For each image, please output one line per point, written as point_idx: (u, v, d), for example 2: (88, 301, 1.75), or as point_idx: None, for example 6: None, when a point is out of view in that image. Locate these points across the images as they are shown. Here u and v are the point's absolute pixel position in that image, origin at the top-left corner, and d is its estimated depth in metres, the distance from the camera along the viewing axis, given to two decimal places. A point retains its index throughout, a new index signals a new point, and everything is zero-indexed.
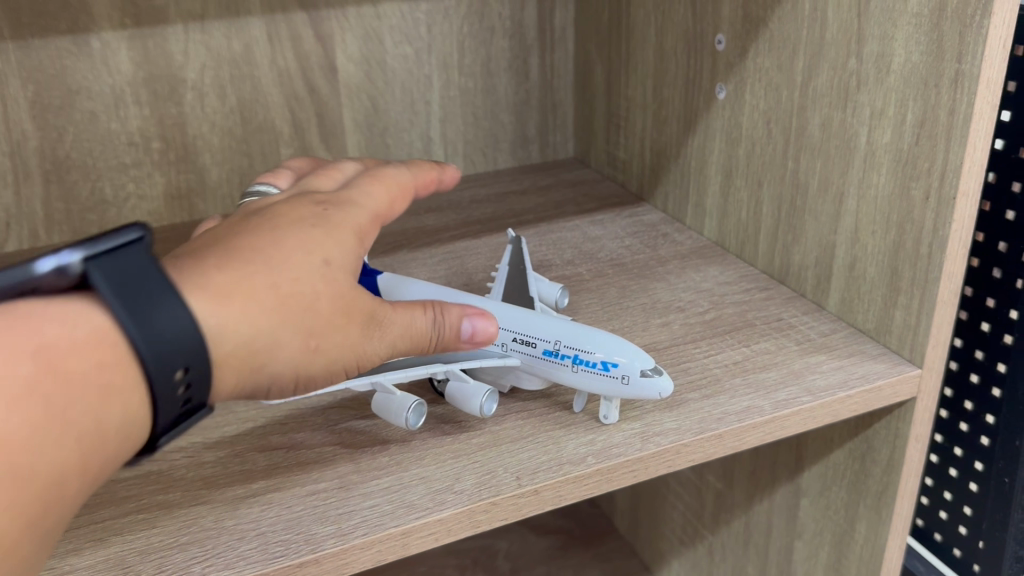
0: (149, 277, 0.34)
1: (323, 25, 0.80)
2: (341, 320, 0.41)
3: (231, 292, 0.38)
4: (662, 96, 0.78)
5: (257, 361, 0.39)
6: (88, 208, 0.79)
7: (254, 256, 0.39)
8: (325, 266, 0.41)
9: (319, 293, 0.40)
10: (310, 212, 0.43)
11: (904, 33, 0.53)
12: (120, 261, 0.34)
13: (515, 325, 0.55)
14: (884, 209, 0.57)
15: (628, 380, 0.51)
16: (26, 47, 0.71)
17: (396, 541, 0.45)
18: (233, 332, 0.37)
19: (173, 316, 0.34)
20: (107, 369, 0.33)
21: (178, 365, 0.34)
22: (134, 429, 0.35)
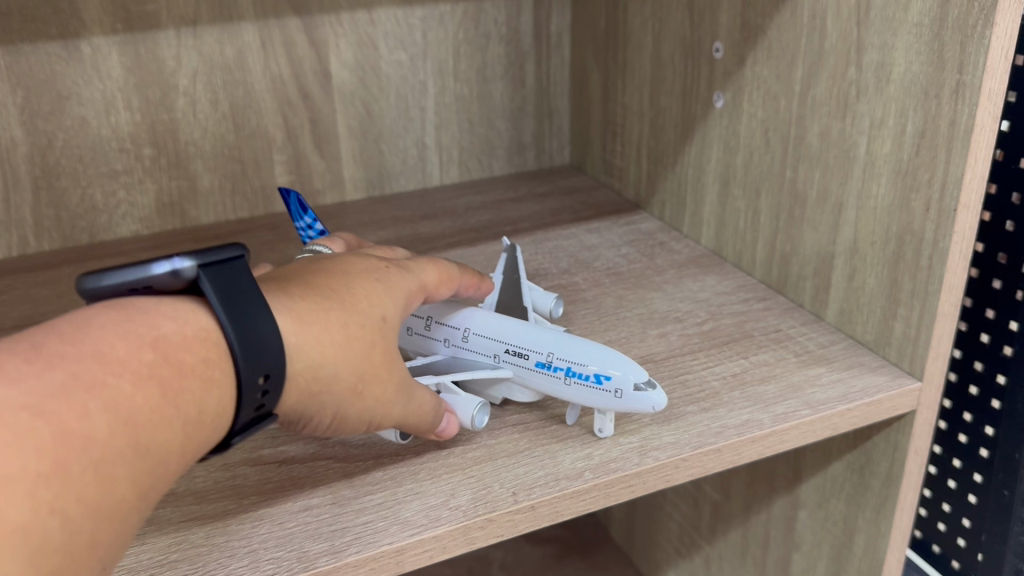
0: (250, 291, 0.38)
1: (317, 31, 0.79)
2: (392, 369, 0.45)
3: (311, 326, 0.41)
4: (658, 104, 0.78)
5: (315, 389, 0.42)
6: (78, 215, 0.78)
7: (328, 297, 0.43)
8: (385, 321, 0.45)
9: (379, 343, 0.44)
10: (375, 267, 0.47)
11: (904, 43, 0.52)
12: (232, 275, 0.38)
13: (508, 336, 0.54)
14: (884, 220, 0.56)
15: (621, 394, 0.50)
16: (16, 52, 0.70)
17: (390, 558, 0.44)
18: (304, 356, 0.41)
19: (266, 331, 0.38)
20: (212, 365, 0.37)
21: (259, 373, 0.38)
22: (222, 422, 0.38)
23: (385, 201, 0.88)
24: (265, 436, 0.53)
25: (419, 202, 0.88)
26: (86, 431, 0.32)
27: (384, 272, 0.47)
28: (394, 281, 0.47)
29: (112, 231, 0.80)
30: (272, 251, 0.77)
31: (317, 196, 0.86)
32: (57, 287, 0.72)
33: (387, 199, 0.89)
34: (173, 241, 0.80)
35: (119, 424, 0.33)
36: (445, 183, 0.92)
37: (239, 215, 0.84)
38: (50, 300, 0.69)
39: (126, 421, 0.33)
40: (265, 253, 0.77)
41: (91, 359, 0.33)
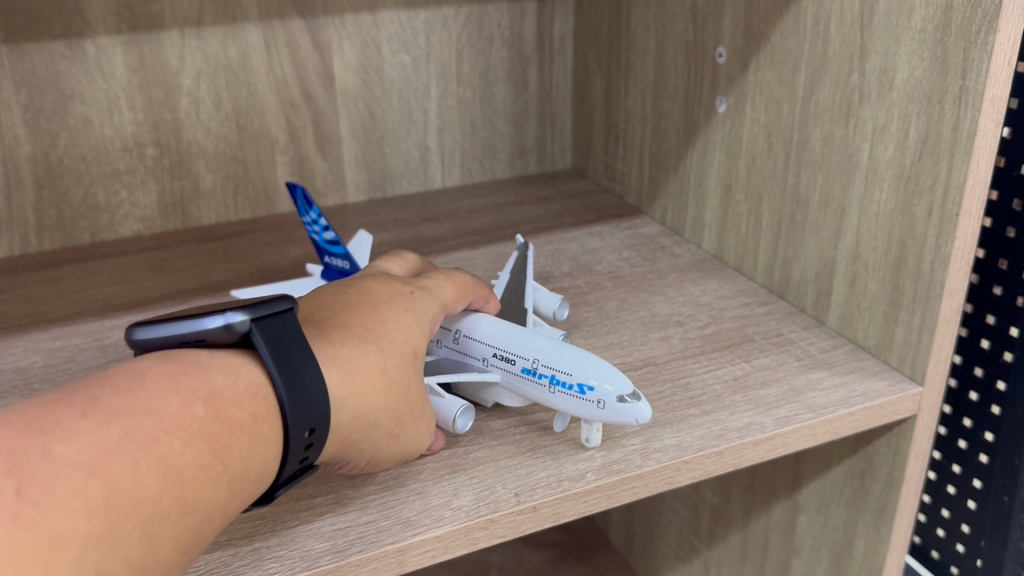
0: (300, 345, 0.40)
1: (321, 33, 0.79)
2: (423, 404, 0.47)
3: (354, 371, 0.43)
4: (661, 108, 0.78)
5: (358, 434, 0.43)
6: (80, 215, 0.78)
7: (366, 337, 0.45)
8: (417, 356, 0.47)
9: (414, 381, 0.46)
10: (403, 298, 0.49)
11: (907, 49, 0.53)
12: (280, 330, 0.39)
13: (498, 341, 0.54)
14: (886, 225, 0.57)
15: (603, 406, 0.49)
16: (20, 51, 0.71)
17: (392, 558, 0.44)
18: (349, 406, 0.42)
19: (316, 385, 0.39)
20: (262, 420, 0.38)
21: (305, 428, 0.39)
22: (265, 477, 0.39)
23: (386, 204, 0.88)
24: None
25: (421, 205, 0.88)
26: (136, 491, 0.32)
27: (411, 301, 0.49)
28: (422, 311, 0.49)
29: (114, 231, 0.80)
30: (274, 252, 0.77)
31: (318, 198, 0.86)
32: (58, 286, 0.72)
33: (388, 201, 0.89)
34: (174, 241, 0.80)
35: (168, 481, 0.34)
36: (447, 186, 0.92)
37: (241, 216, 0.84)
38: (51, 299, 0.69)
39: (176, 478, 0.34)
40: (267, 254, 0.77)
41: (145, 417, 0.34)
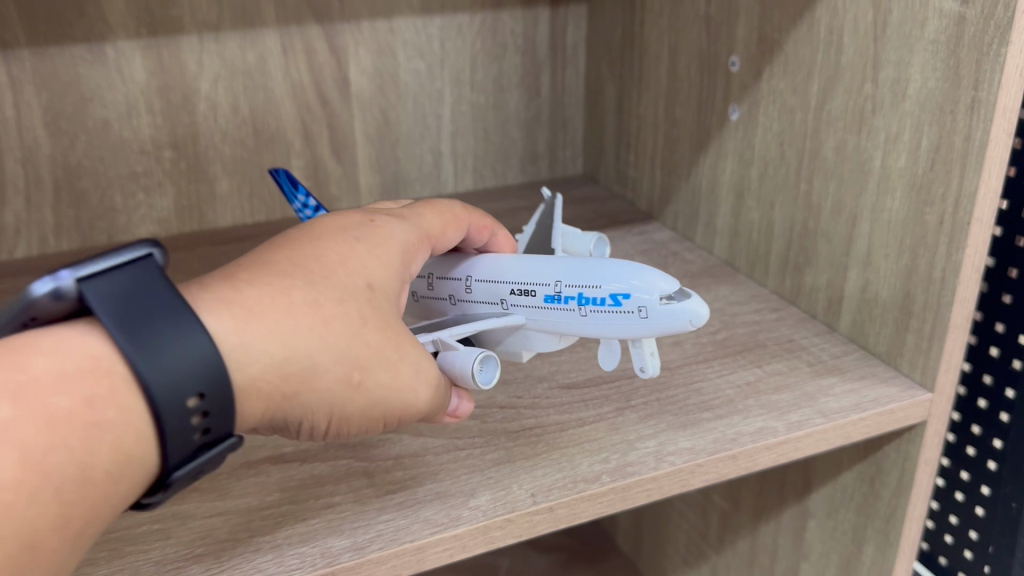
0: (153, 291, 0.36)
1: (337, 38, 0.80)
2: (390, 345, 0.44)
3: (263, 310, 0.40)
4: (674, 115, 0.79)
5: (292, 387, 0.40)
6: (98, 216, 0.79)
7: (291, 273, 0.42)
8: (368, 290, 0.44)
9: (365, 318, 0.43)
10: (354, 228, 0.46)
11: (920, 60, 0.53)
12: (125, 280, 0.36)
13: (514, 276, 0.54)
14: (898, 233, 0.57)
15: (646, 312, 0.49)
16: (42, 54, 0.71)
17: (411, 556, 0.45)
18: (257, 355, 0.39)
19: (188, 339, 0.35)
20: (101, 403, 0.34)
21: (190, 391, 0.35)
22: (137, 464, 0.35)
23: None
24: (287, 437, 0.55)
25: None
26: None
27: (367, 230, 0.47)
28: (379, 241, 0.46)
29: (130, 232, 0.81)
30: None
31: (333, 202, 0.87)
32: None
33: None
34: (190, 243, 0.81)
35: None
36: (459, 190, 0.93)
37: (256, 219, 0.85)
38: None
39: None
40: None
41: None
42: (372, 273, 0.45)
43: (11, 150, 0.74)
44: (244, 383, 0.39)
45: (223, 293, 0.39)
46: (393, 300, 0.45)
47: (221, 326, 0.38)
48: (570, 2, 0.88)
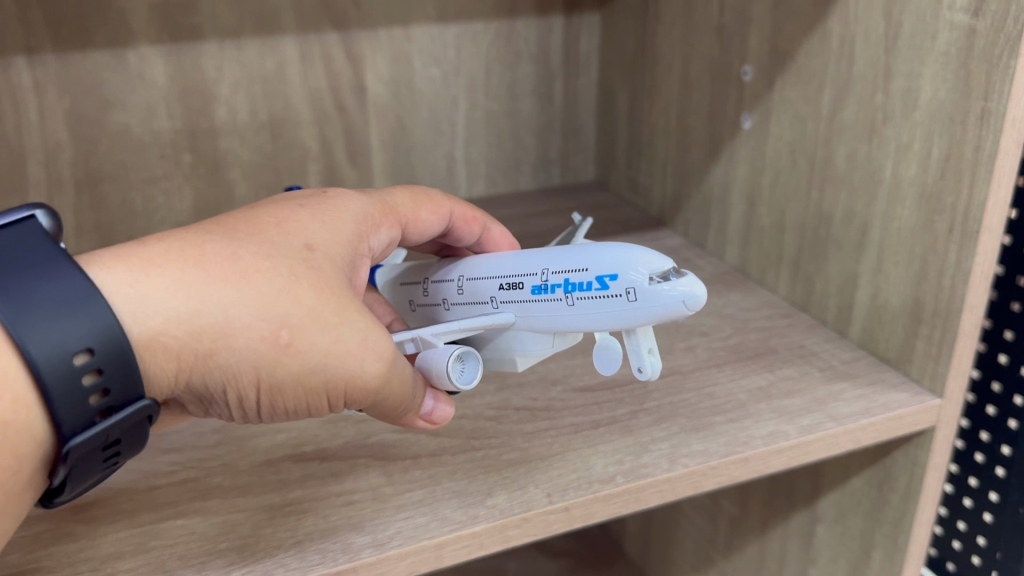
0: (31, 248, 0.37)
1: (355, 45, 0.81)
2: (327, 304, 0.41)
3: (169, 262, 0.40)
4: (686, 124, 0.80)
5: (205, 343, 0.39)
6: (117, 219, 0.80)
7: (216, 231, 0.42)
8: (305, 249, 0.43)
9: (296, 275, 0.42)
10: (303, 199, 0.47)
11: (931, 71, 0.54)
12: (2, 239, 0.37)
13: (501, 271, 0.51)
14: (909, 241, 0.58)
15: (634, 294, 0.45)
16: (66, 59, 0.73)
17: (430, 552, 0.46)
18: (154, 305, 0.39)
19: (62, 292, 0.36)
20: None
21: (76, 347, 0.36)
22: (25, 425, 0.36)
23: None
24: (307, 435, 0.56)
25: None
26: None
27: (318, 201, 0.47)
28: (326, 210, 0.46)
29: (149, 235, 0.82)
30: None
31: None
32: None
33: None
34: None
35: None
36: (472, 196, 0.94)
37: None
38: None
39: None
40: None
41: None
42: (307, 235, 0.44)
43: (34, 153, 0.75)
44: (146, 338, 0.38)
45: (133, 248, 0.40)
46: (339, 263, 0.44)
47: (113, 277, 0.38)
48: (584, 11, 0.90)
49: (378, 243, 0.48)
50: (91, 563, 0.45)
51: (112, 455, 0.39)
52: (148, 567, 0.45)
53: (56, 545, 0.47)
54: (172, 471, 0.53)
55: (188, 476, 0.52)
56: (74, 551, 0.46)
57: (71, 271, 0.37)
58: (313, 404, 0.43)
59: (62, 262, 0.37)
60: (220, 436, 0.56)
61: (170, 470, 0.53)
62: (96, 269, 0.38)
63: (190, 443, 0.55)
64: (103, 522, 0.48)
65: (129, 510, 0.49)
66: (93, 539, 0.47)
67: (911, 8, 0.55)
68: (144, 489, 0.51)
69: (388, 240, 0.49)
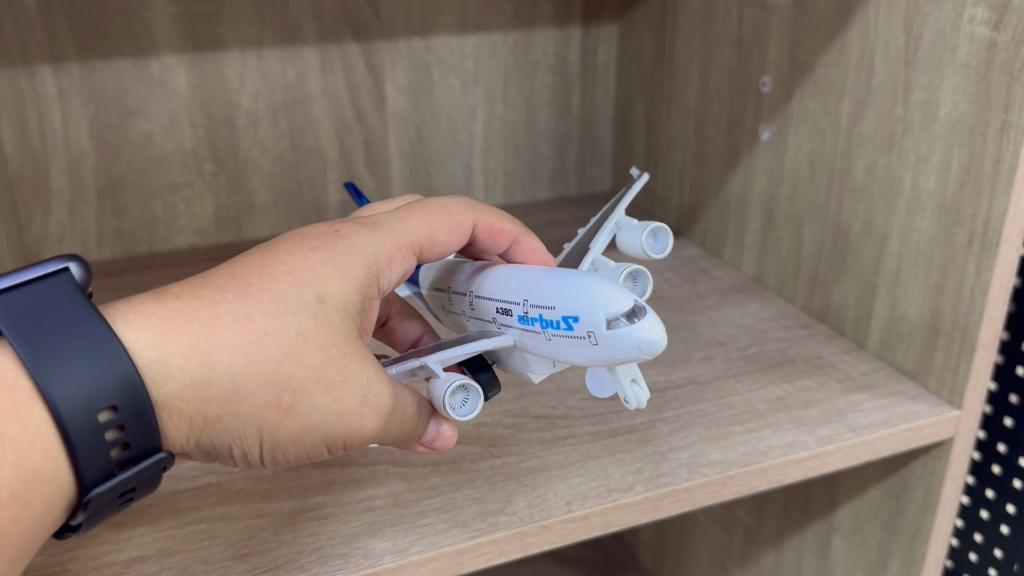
0: (60, 303, 0.37)
1: (375, 55, 0.82)
2: (331, 364, 0.41)
3: (181, 326, 0.39)
4: (703, 134, 0.80)
5: (214, 409, 0.40)
6: (139, 226, 0.81)
7: (229, 286, 0.41)
8: (316, 303, 0.41)
9: (304, 335, 0.41)
10: (316, 238, 0.44)
11: (951, 83, 0.54)
12: (30, 293, 0.37)
13: (494, 292, 0.49)
14: (928, 253, 0.58)
15: (595, 338, 0.42)
16: (90, 68, 0.74)
17: (450, 559, 0.46)
18: (170, 373, 0.39)
19: (90, 349, 0.36)
20: (2, 420, 0.35)
21: (101, 405, 0.36)
22: (51, 476, 0.36)
23: None
24: None
25: None
26: None
27: (331, 239, 0.44)
28: (340, 251, 0.44)
29: (170, 242, 0.83)
30: None
31: None
32: (118, 293, 0.75)
33: None
34: (228, 253, 0.83)
35: None
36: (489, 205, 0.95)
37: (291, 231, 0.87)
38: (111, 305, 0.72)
39: None
40: None
41: None
42: (319, 284, 0.42)
43: (58, 160, 0.76)
44: (162, 402, 0.39)
45: (149, 306, 0.39)
46: (350, 315, 0.42)
47: (139, 341, 0.38)
48: (602, 22, 0.90)
49: (393, 277, 0.46)
50: (116, 566, 0.46)
51: (128, 499, 0.40)
52: (172, 570, 0.45)
53: (81, 549, 0.47)
54: (194, 476, 0.53)
55: (210, 480, 0.53)
56: (98, 554, 0.47)
57: (100, 328, 0.37)
58: (316, 453, 0.43)
59: (90, 317, 0.37)
60: None
61: (192, 474, 0.53)
62: (122, 328, 0.38)
63: None
64: (128, 526, 0.49)
65: (153, 513, 0.50)
66: (117, 543, 0.48)
67: (931, 22, 0.55)
68: (167, 493, 0.52)
69: (403, 272, 0.47)
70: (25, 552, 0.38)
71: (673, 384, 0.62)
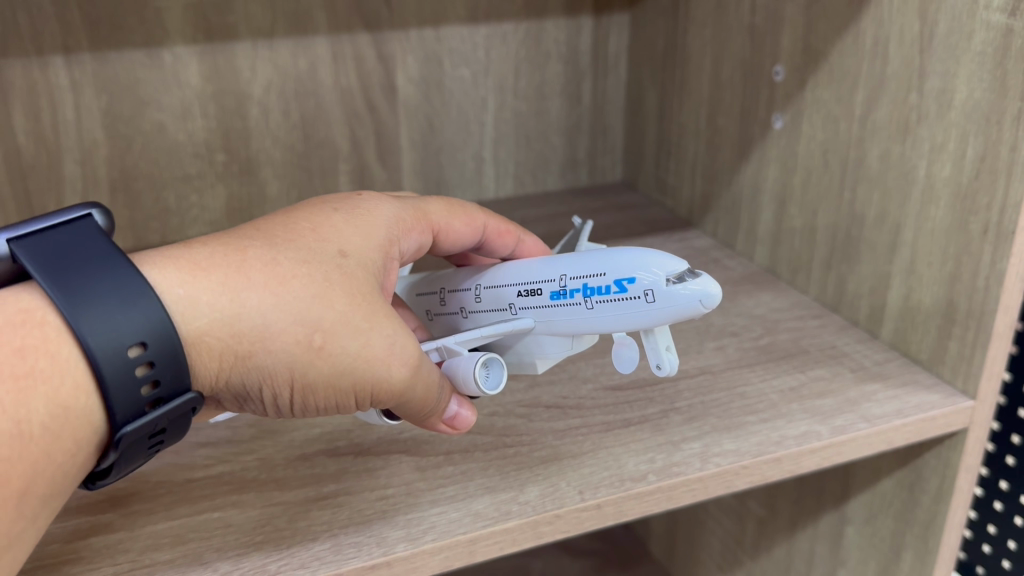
0: (89, 244, 0.39)
1: (386, 46, 0.82)
2: (358, 311, 0.43)
3: (211, 267, 0.42)
4: (716, 123, 0.80)
5: (244, 345, 0.41)
6: (152, 216, 0.81)
7: (256, 237, 0.44)
8: (339, 256, 0.44)
9: (330, 281, 0.43)
10: (337, 202, 0.48)
11: (966, 71, 0.54)
12: (60, 236, 0.40)
13: (518, 278, 0.51)
14: (943, 242, 0.58)
15: (652, 296, 0.45)
16: (103, 58, 0.74)
17: (464, 548, 0.46)
18: (200, 308, 0.41)
19: (118, 287, 0.38)
20: (32, 354, 0.37)
21: (131, 341, 0.38)
22: (82, 412, 0.38)
23: None
24: (338, 429, 0.57)
25: None
26: None
27: (351, 205, 0.48)
28: (360, 214, 0.47)
29: (183, 233, 0.83)
30: None
31: None
32: None
33: None
34: None
35: None
36: (501, 196, 0.95)
37: None
38: None
39: None
40: None
41: None
42: (341, 240, 0.45)
43: (71, 151, 0.76)
44: (192, 338, 0.40)
45: (178, 251, 0.42)
46: (373, 269, 0.45)
47: (167, 280, 0.40)
48: (614, 12, 0.90)
49: (410, 248, 0.49)
50: (131, 554, 0.46)
51: (158, 444, 0.42)
52: (185, 559, 0.45)
53: (95, 536, 0.47)
54: (207, 465, 0.53)
55: (225, 469, 0.53)
56: (113, 543, 0.47)
57: (126, 267, 0.39)
58: (343, 401, 0.44)
59: (117, 258, 0.39)
60: (255, 430, 0.57)
61: (205, 463, 0.54)
62: (150, 269, 0.41)
63: (224, 436, 0.56)
64: (142, 514, 0.49)
65: (167, 502, 0.50)
66: (131, 532, 0.48)
67: (946, 8, 0.55)
68: (180, 482, 0.52)
69: (418, 245, 0.50)
70: (59, 487, 0.39)
71: (686, 374, 0.61)
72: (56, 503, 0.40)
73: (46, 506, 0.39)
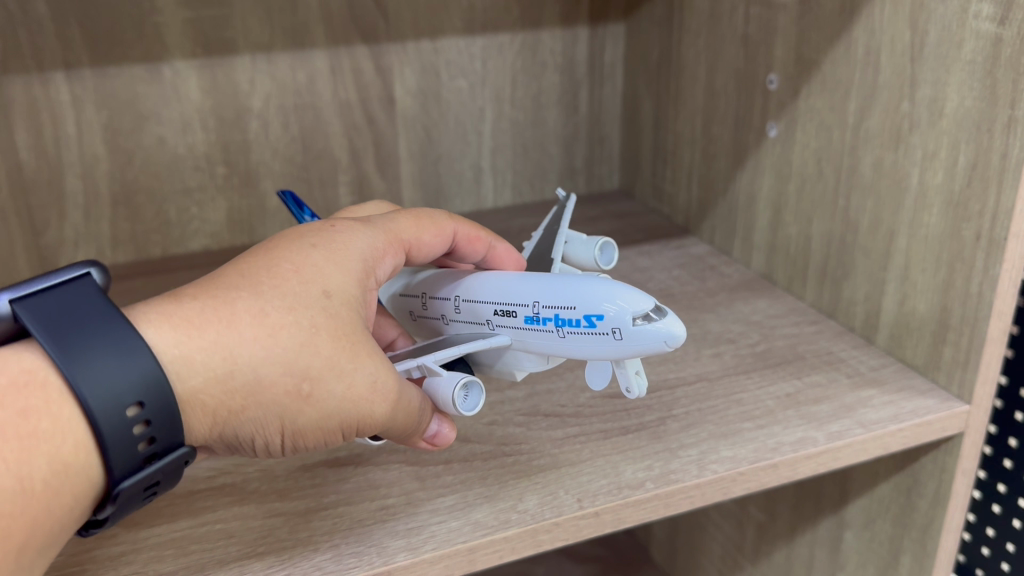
0: (89, 305, 0.39)
1: (383, 58, 0.83)
2: (342, 353, 0.44)
3: (203, 324, 0.42)
4: (711, 131, 0.80)
5: (237, 401, 0.42)
6: (153, 229, 0.82)
7: (241, 284, 0.43)
8: (323, 297, 0.44)
9: (317, 327, 0.43)
10: (313, 234, 0.47)
11: (956, 80, 0.55)
12: (58, 296, 0.39)
13: (495, 295, 0.52)
14: (936, 248, 0.58)
15: (620, 334, 0.46)
16: (103, 74, 0.75)
17: (463, 557, 0.47)
18: (196, 368, 0.41)
19: (117, 348, 0.38)
20: (36, 415, 0.37)
21: (130, 401, 0.38)
22: (81, 471, 0.38)
23: None
24: None
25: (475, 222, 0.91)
26: None
27: (327, 237, 0.47)
28: (338, 246, 0.47)
29: (184, 245, 0.84)
30: None
31: None
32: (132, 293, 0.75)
33: None
34: None
35: None
36: (499, 206, 0.95)
37: None
38: None
39: None
40: None
41: None
42: (324, 278, 0.45)
43: (73, 165, 0.77)
44: (186, 396, 0.41)
45: (167, 306, 0.42)
46: (354, 305, 0.46)
47: (162, 340, 0.40)
48: (609, 22, 0.90)
49: (383, 272, 0.49)
50: (133, 566, 0.47)
51: (152, 493, 0.42)
52: (189, 569, 0.46)
53: (99, 548, 0.48)
54: (209, 477, 0.54)
55: (226, 481, 0.54)
56: (116, 555, 0.48)
57: (126, 328, 0.39)
58: (331, 440, 0.45)
59: (116, 318, 0.39)
60: None
61: (206, 475, 0.54)
62: (146, 328, 0.40)
63: None
64: (144, 525, 0.50)
65: (169, 514, 0.51)
66: (135, 544, 0.48)
67: (936, 17, 0.55)
68: (182, 494, 0.52)
69: (393, 266, 0.50)
70: (56, 539, 0.39)
71: (683, 381, 0.62)
72: (52, 554, 0.40)
73: (43, 558, 0.39)
